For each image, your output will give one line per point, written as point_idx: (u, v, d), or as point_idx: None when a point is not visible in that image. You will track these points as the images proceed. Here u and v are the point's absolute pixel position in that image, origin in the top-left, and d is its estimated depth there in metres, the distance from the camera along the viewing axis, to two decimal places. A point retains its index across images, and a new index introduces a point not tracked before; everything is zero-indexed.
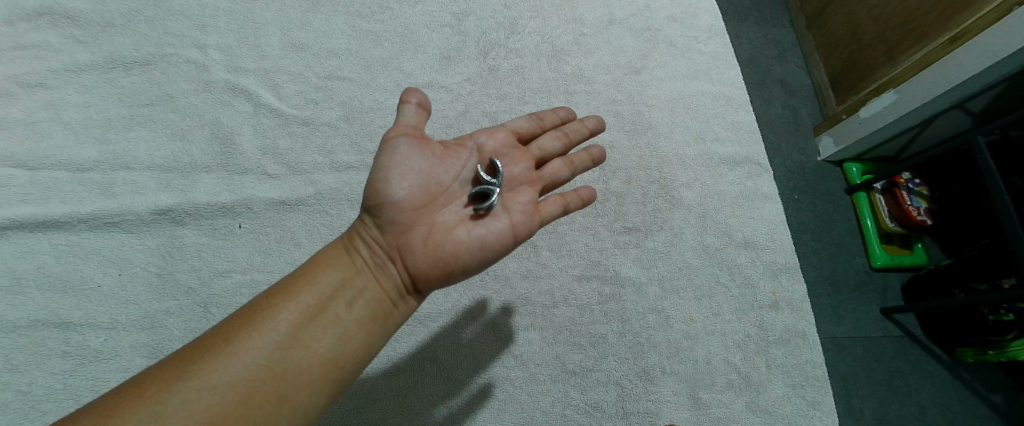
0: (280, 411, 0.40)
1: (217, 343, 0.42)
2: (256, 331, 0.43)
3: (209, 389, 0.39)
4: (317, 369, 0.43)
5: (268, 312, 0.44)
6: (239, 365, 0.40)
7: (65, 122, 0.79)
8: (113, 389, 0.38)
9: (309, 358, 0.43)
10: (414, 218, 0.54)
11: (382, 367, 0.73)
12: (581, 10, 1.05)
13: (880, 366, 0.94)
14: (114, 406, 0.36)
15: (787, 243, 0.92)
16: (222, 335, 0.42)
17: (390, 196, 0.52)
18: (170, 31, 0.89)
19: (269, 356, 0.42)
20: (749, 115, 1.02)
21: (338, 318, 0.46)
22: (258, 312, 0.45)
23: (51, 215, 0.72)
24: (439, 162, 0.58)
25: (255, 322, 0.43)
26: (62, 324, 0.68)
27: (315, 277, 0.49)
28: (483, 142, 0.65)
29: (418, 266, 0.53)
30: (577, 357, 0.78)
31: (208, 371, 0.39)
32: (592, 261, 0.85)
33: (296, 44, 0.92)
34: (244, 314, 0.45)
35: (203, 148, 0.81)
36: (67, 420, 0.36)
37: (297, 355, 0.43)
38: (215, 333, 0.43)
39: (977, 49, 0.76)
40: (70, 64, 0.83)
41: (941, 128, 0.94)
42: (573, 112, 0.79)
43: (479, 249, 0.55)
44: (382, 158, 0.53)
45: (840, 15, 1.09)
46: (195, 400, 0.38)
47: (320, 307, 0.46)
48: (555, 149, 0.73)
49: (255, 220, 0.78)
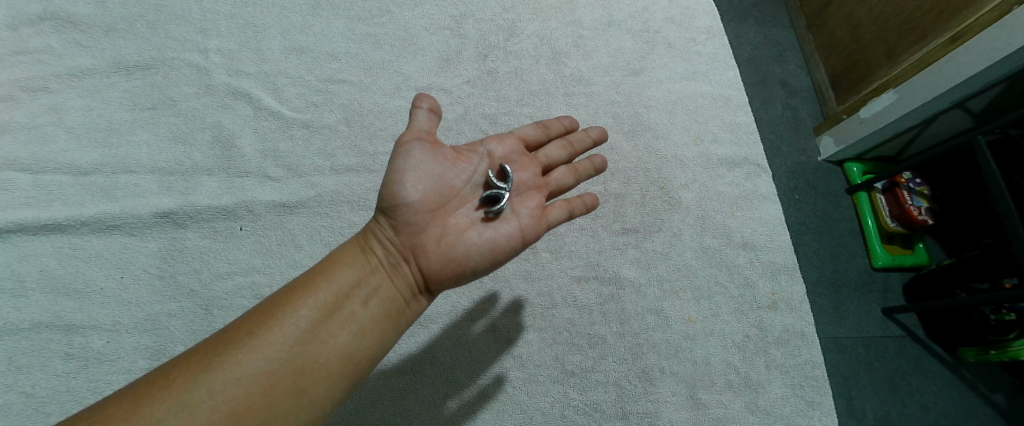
0: (298, 405, 0.41)
1: (239, 337, 0.42)
2: (276, 326, 0.43)
3: (233, 381, 0.39)
4: (334, 365, 0.44)
5: (287, 308, 0.45)
6: (260, 359, 0.41)
7: (68, 126, 0.80)
8: (138, 380, 0.39)
9: (327, 353, 0.43)
10: (429, 218, 0.54)
11: (382, 369, 0.73)
12: (580, 12, 1.06)
13: (881, 366, 0.94)
14: (141, 396, 0.37)
15: (786, 244, 0.92)
16: (243, 329, 0.43)
17: (405, 198, 0.53)
18: (172, 35, 0.90)
19: (289, 351, 0.42)
20: (747, 116, 1.02)
21: (354, 315, 0.47)
22: (278, 308, 0.45)
23: (54, 218, 0.72)
24: (451, 166, 0.58)
25: (275, 318, 0.44)
26: (65, 327, 0.68)
27: (332, 275, 0.49)
28: (493, 148, 0.65)
29: (432, 266, 0.53)
30: (577, 358, 0.78)
31: (231, 364, 0.40)
32: (592, 262, 0.85)
33: (296, 48, 0.93)
34: (264, 310, 0.45)
35: (205, 151, 0.82)
36: (93, 409, 0.36)
37: (316, 350, 0.43)
38: (236, 328, 0.44)
39: (977, 49, 0.76)
40: (73, 68, 0.83)
41: (942, 128, 0.94)
42: (577, 121, 0.79)
43: (489, 251, 0.55)
44: (397, 161, 0.53)
45: (840, 15, 1.09)
46: (220, 391, 0.38)
47: (337, 304, 0.47)
48: (561, 157, 0.74)
49: (256, 222, 0.79)
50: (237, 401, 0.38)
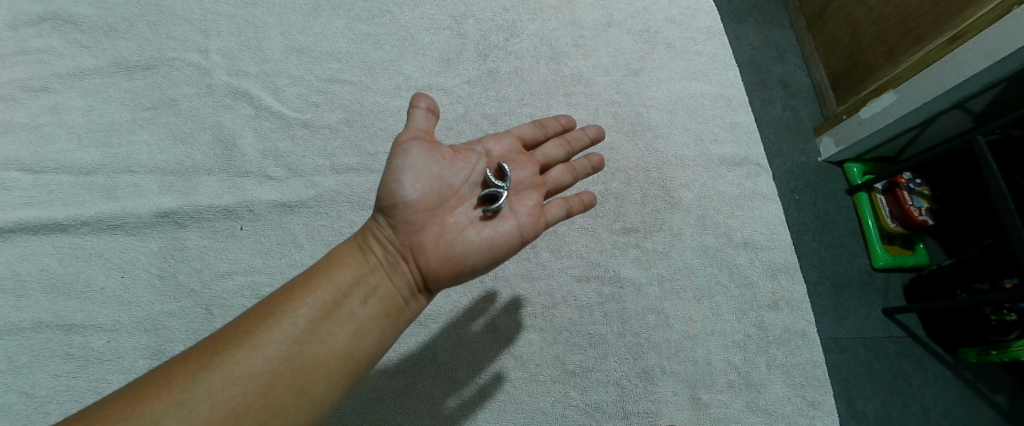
0: (299, 404, 0.41)
1: (238, 336, 0.42)
2: (275, 325, 0.43)
3: (233, 380, 0.39)
4: (333, 363, 0.43)
5: (286, 306, 0.45)
6: (260, 358, 0.41)
7: (69, 126, 0.80)
8: (138, 380, 0.39)
9: (326, 352, 0.43)
10: (427, 217, 0.54)
11: (382, 369, 0.73)
12: (580, 12, 1.06)
13: (882, 366, 0.94)
14: (141, 395, 0.37)
15: (787, 243, 0.92)
16: (242, 328, 0.43)
17: (403, 197, 0.53)
18: (173, 35, 0.90)
19: (289, 350, 0.42)
20: (748, 116, 1.02)
21: (354, 314, 0.47)
22: (277, 307, 0.45)
23: (55, 218, 0.72)
24: (449, 165, 0.58)
25: (274, 317, 0.44)
26: (66, 327, 0.68)
27: (332, 274, 0.49)
28: (491, 147, 0.65)
29: (431, 265, 0.53)
30: (577, 357, 0.78)
31: (231, 363, 0.40)
32: (593, 262, 0.85)
33: (297, 48, 0.93)
34: (263, 309, 0.45)
35: (205, 151, 0.82)
36: (93, 409, 0.36)
37: (315, 349, 0.43)
38: (235, 326, 0.44)
39: (977, 49, 0.76)
40: (74, 68, 0.83)
41: (941, 128, 0.94)
42: (575, 121, 0.79)
43: (488, 250, 0.55)
44: (395, 160, 0.53)
45: (840, 16, 1.09)
46: (219, 390, 0.38)
47: (337, 303, 0.47)
48: (558, 156, 0.74)
49: (256, 222, 0.79)
50: (236, 400, 0.38)
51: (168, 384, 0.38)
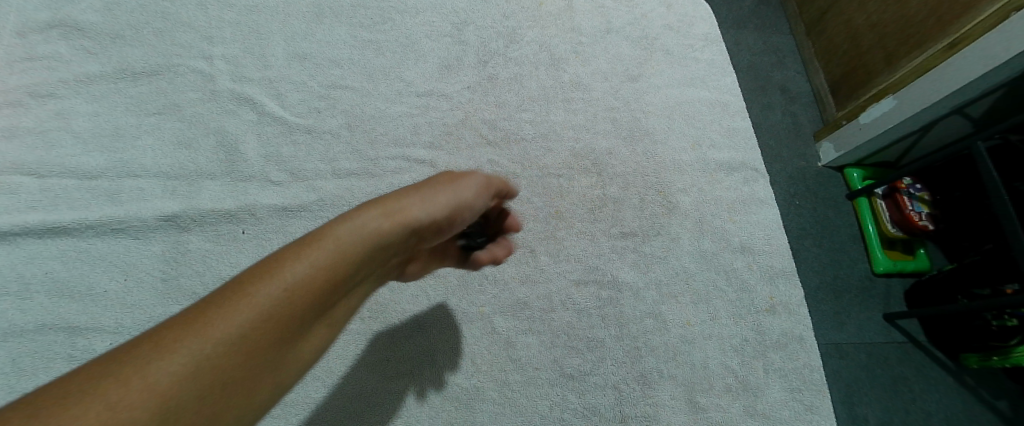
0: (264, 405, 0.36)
1: (236, 327, 0.32)
2: (277, 322, 0.34)
3: (218, 393, 0.30)
4: (305, 362, 0.40)
5: (293, 297, 0.35)
6: (251, 364, 0.33)
7: (75, 131, 0.81)
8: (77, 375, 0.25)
9: (306, 352, 0.39)
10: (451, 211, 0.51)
11: (382, 372, 0.74)
12: (579, 19, 1.07)
13: (881, 371, 0.93)
14: (95, 405, 0.24)
15: (785, 248, 0.92)
16: (236, 314, 0.32)
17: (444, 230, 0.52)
18: (178, 42, 0.91)
19: (281, 354, 0.35)
20: (745, 121, 1.03)
21: (341, 312, 0.43)
22: (283, 293, 0.35)
23: (60, 221, 0.74)
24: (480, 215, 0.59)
25: (280, 310, 0.35)
26: (69, 329, 0.69)
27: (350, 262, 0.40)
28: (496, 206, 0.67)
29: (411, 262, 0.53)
30: (576, 361, 0.79)
31: (221, 371, 0.30)
32: (591, 266, 0.86)
33: (299, 54, 0.94)
34: (263, 287, 0.34)
35: (209, 156, 0.83)
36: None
37: (301, 349, 0.38)
38: (223, 308, 0.32)
39: (976, 54, 0.77)
40: (80, 74, 0.85)
41: (941, 133, 0.95)
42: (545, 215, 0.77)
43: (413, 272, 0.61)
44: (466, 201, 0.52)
45: (838, 22, 1.10)
46: (204, 409, 0.29)
47: (338, 300, 0.41)
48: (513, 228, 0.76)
49: (258, 226, 0.80)
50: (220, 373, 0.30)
51: (125, 373, 0.26)
